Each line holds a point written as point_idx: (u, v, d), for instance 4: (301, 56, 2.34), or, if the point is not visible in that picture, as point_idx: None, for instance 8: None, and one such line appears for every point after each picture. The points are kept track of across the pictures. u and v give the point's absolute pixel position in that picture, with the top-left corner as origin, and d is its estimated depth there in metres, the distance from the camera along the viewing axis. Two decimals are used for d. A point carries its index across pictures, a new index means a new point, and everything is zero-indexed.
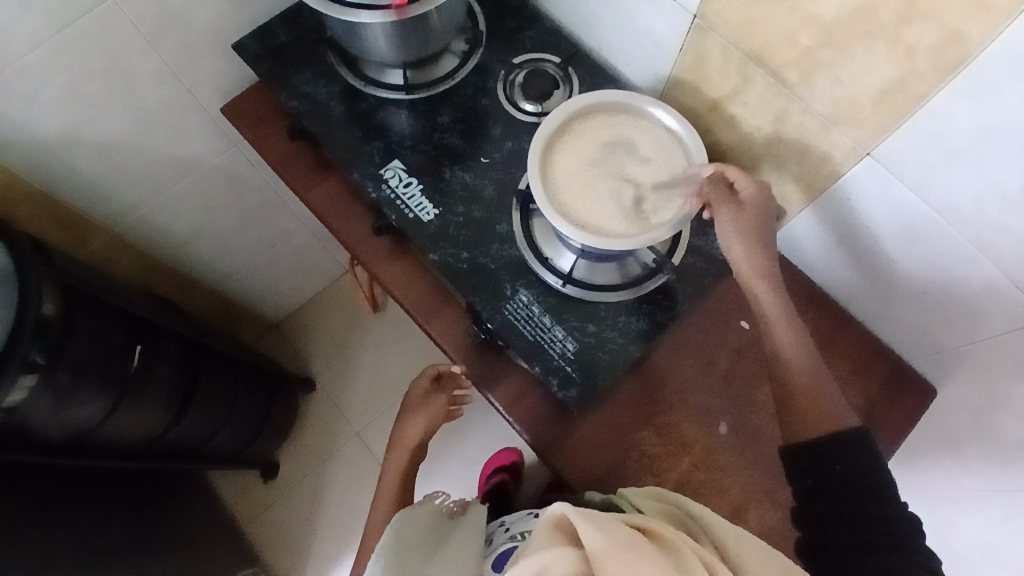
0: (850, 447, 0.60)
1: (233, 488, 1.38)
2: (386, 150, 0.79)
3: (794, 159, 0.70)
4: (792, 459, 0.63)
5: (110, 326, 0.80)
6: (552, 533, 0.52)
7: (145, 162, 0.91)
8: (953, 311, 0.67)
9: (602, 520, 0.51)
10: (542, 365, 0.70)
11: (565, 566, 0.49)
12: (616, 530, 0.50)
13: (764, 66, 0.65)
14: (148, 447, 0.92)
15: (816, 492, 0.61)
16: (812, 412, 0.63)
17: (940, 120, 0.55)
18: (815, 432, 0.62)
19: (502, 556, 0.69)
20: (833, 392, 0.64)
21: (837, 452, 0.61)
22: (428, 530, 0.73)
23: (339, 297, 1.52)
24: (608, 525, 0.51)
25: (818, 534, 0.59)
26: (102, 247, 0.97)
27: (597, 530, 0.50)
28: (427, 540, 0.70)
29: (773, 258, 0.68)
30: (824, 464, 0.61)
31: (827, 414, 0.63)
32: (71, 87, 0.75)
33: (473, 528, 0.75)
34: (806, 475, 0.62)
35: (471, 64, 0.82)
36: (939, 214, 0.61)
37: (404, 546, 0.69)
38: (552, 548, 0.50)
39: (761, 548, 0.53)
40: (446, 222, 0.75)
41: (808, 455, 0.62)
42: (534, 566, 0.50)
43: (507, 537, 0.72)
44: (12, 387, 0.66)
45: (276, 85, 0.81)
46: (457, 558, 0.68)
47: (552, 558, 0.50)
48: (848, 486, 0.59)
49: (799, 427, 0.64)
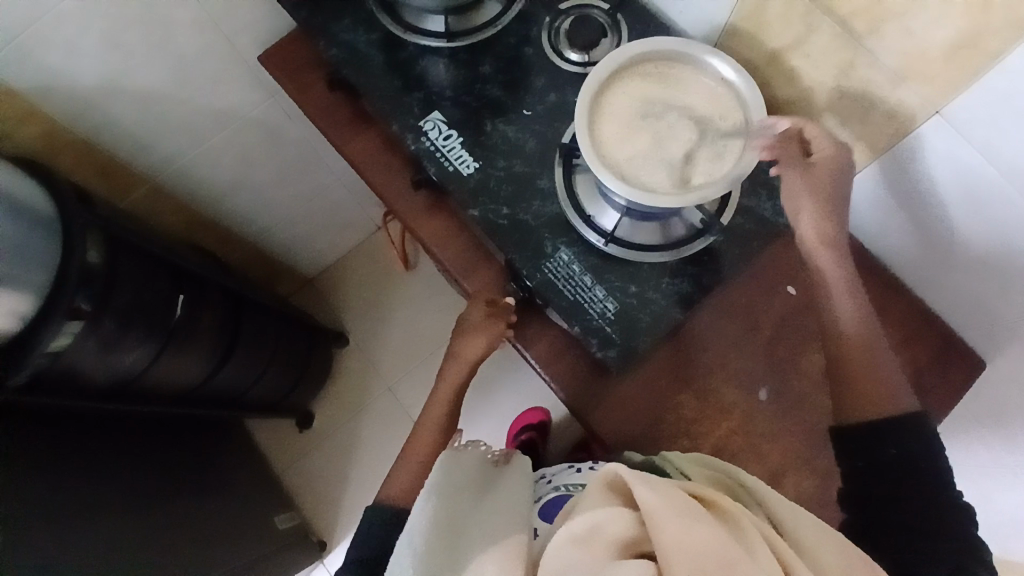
0: (907, 431, 0.61)
1: (270, 436, 1.43)
2: (426, 101, 0.76)
3: (857, 116, 0.66)
4: (842, 437, 0.63)
5: (154, 275, 0.81)
6: (604, 490, 0.52)
7: (185, 112, 0.90)
8: (1015, 283, 0.63)
9: (661, 484, 0.51)
10: (581, 325, 0.69)
11: (618, 526, 0.49)
12: (672, 495, 0.50)
13: (831, 15, 0.60)
14: (194, 391, 0.95)
15: (863, 478, 0.62)
16: (874, 400, 0.63)
17: (1013, 78, 0.51)
18: (868, 415, 0.62)
19: (551, 504, 0.73)
20: (887, 369, 0.63)
21: (894, 445, 0.61)
22: (476, 475, 0.71)
23: (372, 252, 1.52)
24: (666, 489, 0.50)
25: (868, 521, 0.60)
26: (143, 197, 0.98)
27: (655, 493, 0.49)
28: (473, 487, 0.69)
29: (831, 233, 0.65)
30: (877, 446, 0.61)
31: (884, 407, 0.62)
32: (111, 34, 0.74)
33: (520, 476, 0.73)
34: (856, 456, 0.63)
35: (514, 11, 0.79)
36: (1004, 179, 0.57)
37: (450, 489, 0.68)
38: (608, 506, 0.50)
39: (819, 527, 0.52)
40: (486, 176, 0.74)
41: (859, 446, 0.62)
42: (588, 521, 0.49)
43: (551, 487, 0.77)
44: (56, 333, 0.68)
45: (315, 32, 0.79)
46: (504, 514, 0.64)
47: (606, 516, 0.49)
48: (903, 471, 0.60)
49: (854, 417, 0.63)
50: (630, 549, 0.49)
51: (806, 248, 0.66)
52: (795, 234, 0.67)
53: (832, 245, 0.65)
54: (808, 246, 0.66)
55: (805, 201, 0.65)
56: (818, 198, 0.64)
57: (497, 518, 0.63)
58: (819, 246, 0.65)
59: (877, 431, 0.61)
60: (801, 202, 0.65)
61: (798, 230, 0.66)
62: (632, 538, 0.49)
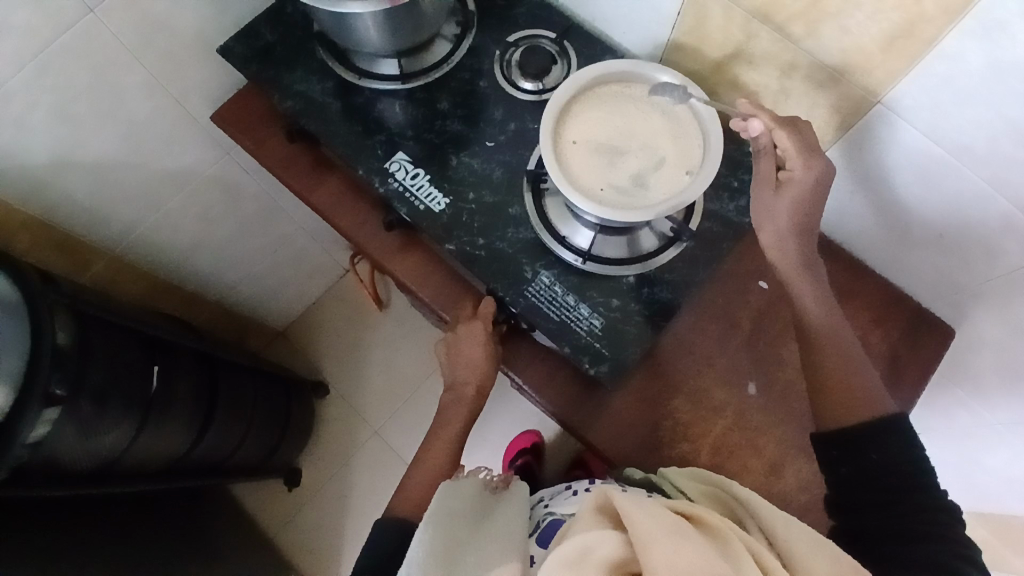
0: (884, 435, 0.61)
1: (258, 499, 1.38)
2: (389, 142, 0.77)
3: (803, 114, 0.70)
4: (823, 445, 0.64)
5: (126, 348, 0.79)
6: (595, 513, 0.53)
7: (141, 178, 0.88)
8: (972, 251, 0.68)
9: (648, 505, 0.51)
10: (570, 344, 0.70)
11: (607, 548, 0.50)
12: (661, 514, 0.51)
13: (769, 22, 0.64)
14: (177, 464, 0.92)
15: (850, 486, 0.62)
16: (848, 403, 0.63)
17: (951, 63, 0.54)
18: (856, 419, 0.62)
19: (546, 530, 0.70)
20: (856, 358, 0.65)
21: (874, 450, 0.61)
22: (475, 503, 0.71)
23: (342, 296, 1.50)
24: (654, 509, 0.51)
25: (857, 529, 0.60)
26: (104, 270, 0.95)
27: (643, 513, 0.50)
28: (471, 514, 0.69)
29: (798, 234, 0.66)
30: (860, 452, 0.62)
31: (867, 410, 0.62)
32: (58, 108, 0.73)
33: (519, 500, 0.73)
34: (839, 463, 0.63)
35: (464, 48, 0.81)
36: (954, 157, 0.61)
37: (450, 516, 0.67)
38: (597, 528, 0.51)
39: (814, 538, 0.52)
40: (458, 210, 0.74)
41: (841, 454, 0.63)
42: (577, 545, 0.50)
43: (546, 511, 0.74)
44: (35, 424, 0.65)
45: (268, 86, 0.79)
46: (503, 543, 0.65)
47: (595, 538, 0.50)
48: (886, 479, 0.60)
49: (835, 423, 0.63)
50: (619, 570, 0.50)
51: (773, 252, 0.67)
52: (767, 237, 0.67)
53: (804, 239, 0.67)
54: (774, 251, 0.67)
55: (772, 215, 0.66)
56: (784, 211, 0.66)
57: (494, 547, 0.64)
58: (792, 240, 0.66)
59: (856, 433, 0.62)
60: (766, 218, 0.67)
61: (773, 229, 0.67)
62: (622, 560, 0.50)
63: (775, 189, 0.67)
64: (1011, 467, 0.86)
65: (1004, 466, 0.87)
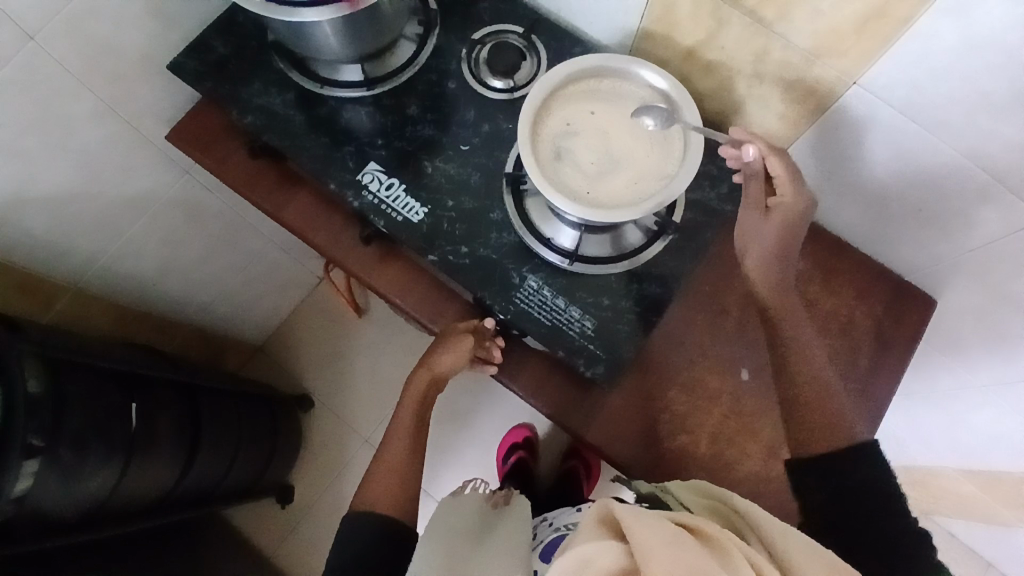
0: (862, 457, 0.61)
1: (253, 519, 1.35)
2: (359, 154, 0.74)
3: (778, 98, 0.70)
4: (802, 469, 0.63)
5: (101, 388, 0.75)
6: (595, 525, 0.51)
7: (97, 208, 0.84)
8: (950, 222, 0.68)
9: (651, 518, 0.50)
10: (564, 348, 0.69)
11: (609, 560, 0.48)
12: (661, 526, 0.49)
13: (740, 7, 0.63)
14: (165, 500, 0.89)
15: (828, 509, 0.62)
16: (819, 427, 0.63)
17: (925, 40, 0.54)
18: (830, 443, 0.62)
19: (548, 546, 0.69)
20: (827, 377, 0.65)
21: (855, 472, 0.61)
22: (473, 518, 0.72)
23: (318, 305, 1.47)
24: (657, 523, 0.49)
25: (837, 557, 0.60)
26: (70, 306, 0.90)
27: (644, 525, 0.48)
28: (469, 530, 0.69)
29: (779, 251, 0.66)
30: (840, 474, 0.62)
31: (841, 434, 0.62)
32: (3, 146, 0.68)
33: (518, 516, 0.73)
34: (818, 487, 0.62)
35: (429, 48, 0.78)
36: (931, 132, 0.61)
37: (450, 534, 0.68)
38: (599, 540, 0.49)
39: (809, 548, 0.50)
40: (438, 219, 0.72)
41: (821, 476, 0.62)
42: (578, 558, 0.48)
43: (551, 529, 0.73)
44: (17, 478, 0.62)
45: (226, 103, 0.75)
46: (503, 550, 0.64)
47: (596, 549, 0.48)
48: (863, 498, 0.60)
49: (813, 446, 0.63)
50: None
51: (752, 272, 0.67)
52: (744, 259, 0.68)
53: (781, 256, 0.66)
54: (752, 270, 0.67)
55: (755, 238, 0.67)
56: (768, 234, 0.66)
57: (502, 545, 0.65)
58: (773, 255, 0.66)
59: (830, 461, 0.62)
60: (750, 240, 0.67)
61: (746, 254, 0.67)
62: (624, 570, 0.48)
63: (761, 214, 0.67)
64: (994, 424, 0.89)
65: (987, 423, 0.90)
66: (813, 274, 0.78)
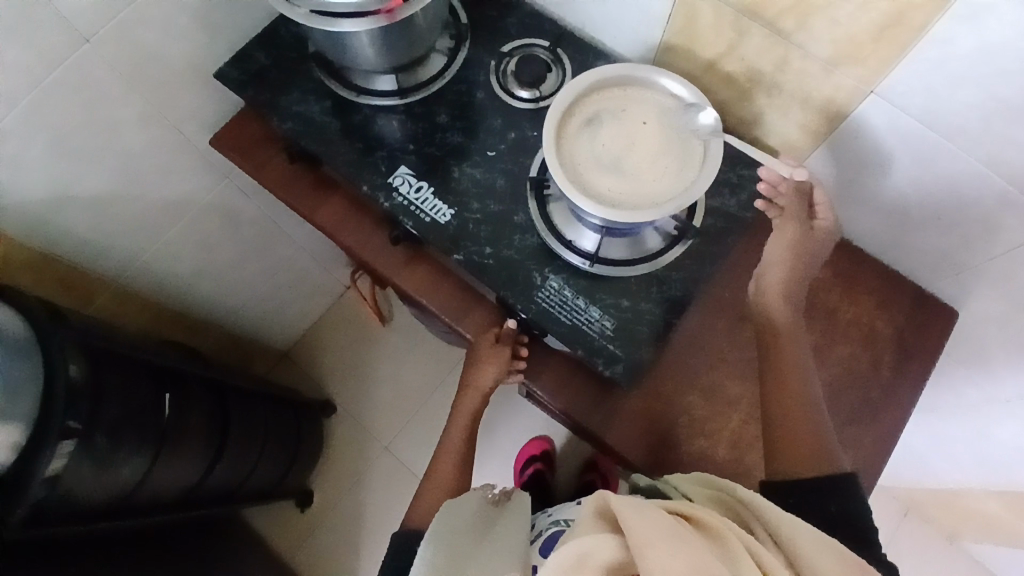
0: (844, 489, 0.62)
1: (272, 523, 1.37)
2: (390, 158, 0.78)
3: (797, 107, 0.71)
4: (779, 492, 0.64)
5: (137, 380, 0.78)
6: (595, 518, 0.52)
7: (140, 208, 0.88)
8: (970, 230, 0.69)
9: (646, 510, 0.51)
10: (584, 347, 0.71)
11: (606, 554, 0.49)
12: (658, 519, 0.50)
13: (759, 19, 0.65)
14: (191, 494, 0.91)
15: None
16: (799, 453, 0.63)
17: (942, 46, 0.56)
18: (810, 469, 0.63)
19: (548, 541, 0.69)
20: (814, 403, 0.65)
21: (833, 502, 0.62)
22: (477, 518, 0.67)
23: (344, 313, 1.50)
24: (653, 515, 0.51)
25: None
26: (108, 302, 0.95)
27: (641, 519, 0.50)
28: (472, 532, 0.66)
29: (795, 275, 0.69)
30: (818, 502, 0.62)
31: (822, 464, 0.63)
32: (54, 143, 0.72)
33: (520, 516, 0.69)
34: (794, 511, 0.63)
35: (459, 60, 0.81)
36: (948, 138, 0.62)
37: (453, 537, 0.65)
38: (595, 533, 0.50)
39: (820, 541, 0.52)
40: (463, 221, 0.75)
41: (798, 502, 0.63)
42: (576, 550, 0.49)
43: (551, 521, 0.73)
44: (53, 456, 0.65)
45: (265, 109, 0.79)
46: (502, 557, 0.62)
47: (593, 543, 0.50)
48: (852, 524, 0.61)
49: (793, 473, 0.63)
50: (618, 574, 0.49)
51: (764, 296, 0.70)
52: (759, 285, 0.71)
53: (795, 278, 0.69)
54: (765, 295, 0.70)
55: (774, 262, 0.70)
56: (783, 256, 0.70)
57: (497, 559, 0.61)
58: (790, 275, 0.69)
59: (811, 485, 0.62)
60: (771, 261, 0.70)
61: (763, 281, 0.70)
62: (620, 563, 0.49)
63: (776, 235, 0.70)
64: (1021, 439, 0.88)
65: (1014, 438, 0.89)
66: (833, 282, 0.79)
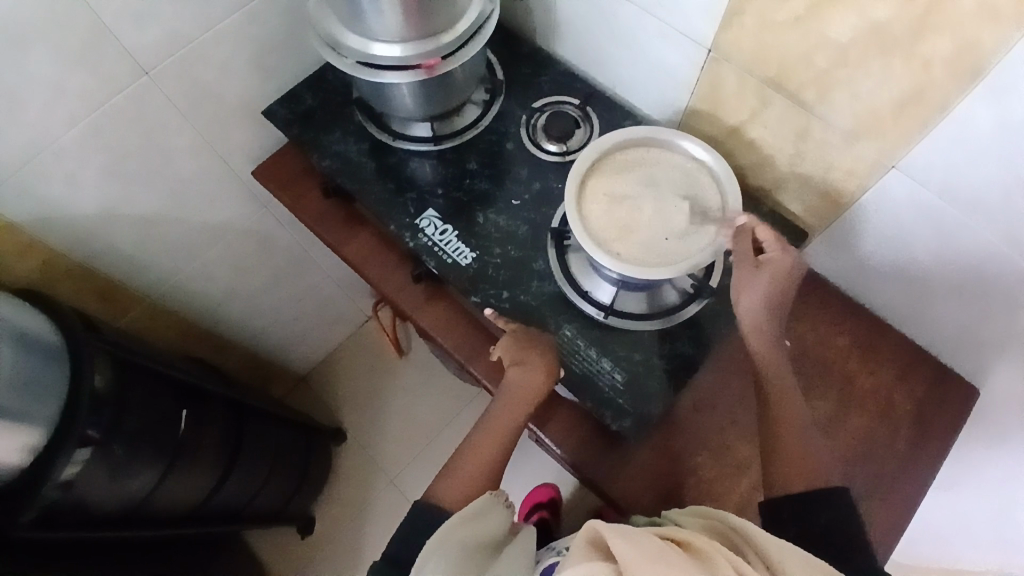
0: (834, 497, 0.62)
1: (273, 548, 1.37)
2: (419, 200, 0.81)
3: (818, 177, 0.73)
4: (775, 505, 0.63)
5: (160, 393, 0.81)
6: (585, 547, 0.50)
7: (180, 230, 0.93)
8: (994, 303, 0.68)
9: (635, 535, 0.50)
10: (594, 398, 0.71)
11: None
12: (646, 542, 0.49)
13: (782, 89, 0.67)
14: (197, 511, 0.92)
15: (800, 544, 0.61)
16: (798, 472, 0.64)
17: (961, 126, 0.57)
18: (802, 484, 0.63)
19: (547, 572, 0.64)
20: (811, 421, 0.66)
21: (823, 513, 0.61)
22: (487, 537, 0.62)
23: (364, 344, 1.53)
24: (641, 539, 0.49)
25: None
26: (140, 316, 0.99)
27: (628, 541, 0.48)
28: (480, 553, 0.60)
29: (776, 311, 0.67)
30: (811, 514, 0.61)
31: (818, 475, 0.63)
32: (108, 164, 0.77)
33: (529, 540, 0.63)
34: (790, 523, 0.62)
35: (492, 112, 0.85)
36: (967, 214, 0.63)
37: (462, 554, 0.59)
38: (587, 561, 0.48)
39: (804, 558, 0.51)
40: (484, 264, 0.77)
41: (793, 513, 0.62)
42: None
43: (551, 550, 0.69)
44: (67, 463, 0.67)
45: (308, 146, 0.84)
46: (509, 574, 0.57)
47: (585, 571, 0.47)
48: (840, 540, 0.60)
49: (783, 486, 0.64)
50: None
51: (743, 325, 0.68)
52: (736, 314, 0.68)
53: (786, 318, 0.68)
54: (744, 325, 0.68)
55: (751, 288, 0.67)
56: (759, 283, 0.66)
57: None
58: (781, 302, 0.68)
59: (805, 497, 0.62)
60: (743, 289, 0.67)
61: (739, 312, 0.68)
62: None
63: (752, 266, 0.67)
64: None
65: None
66: (851, 351, 0.79)
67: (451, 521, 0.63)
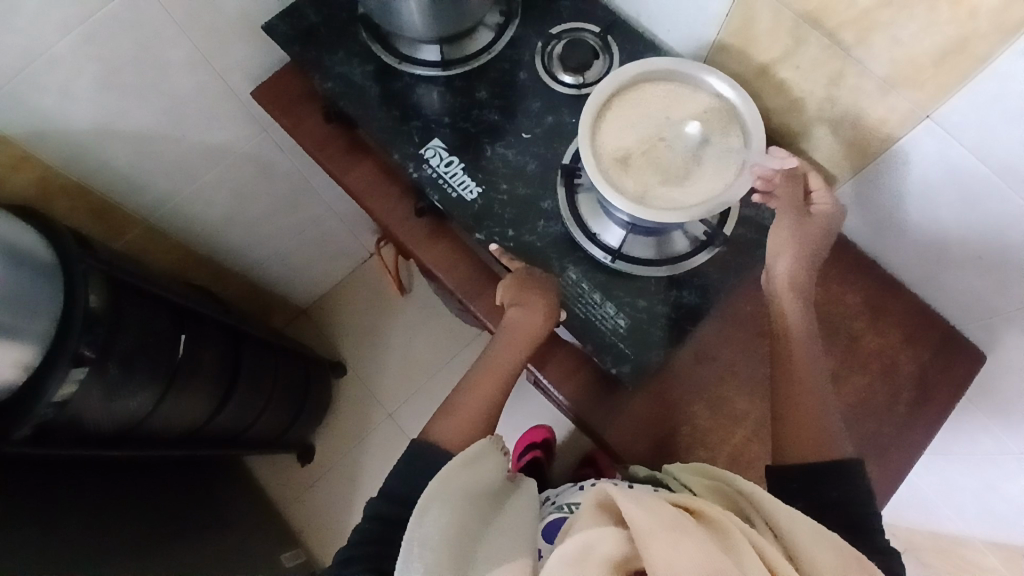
0: (846, 474, 0.61)
1: (272, 471, 1.40)
2: (424, 129, 0.77)
3: (847, 125, 0.69)
4: (782, 478, 0.63)
5: (155, 316, 0.81)
6: (596, 512, 0.51)
7: (177, 150, 0.89)
8: (1010, 274, 0.65)
9: (647, 500, 0.50)
10: (594, 342, 0.70)
11: (609, 546, 0.48)
12: (659, 508, 0.49)
13: (820, 28, 0.62)
14: (195, 434, 0.93)
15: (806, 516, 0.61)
16: (797, 434, 0.63)
17: (1003, 82, 0.53)
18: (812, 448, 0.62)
19: (552, 525, 0.69)
20: (823, 383, 0.65)
21: (834, 489, 0.61)
22: (488, 487, 0.63)
23: (366, 278, 1.51)
24: (653, 505, 0.50)
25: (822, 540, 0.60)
26: (137, 237, 0.97)
27: (641, 507, 0.49)
28: (483, 505, 0.61)
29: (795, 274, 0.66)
30: (818, 488, 0.62)
31: (823, 445, 0.62)
32: (101, 77, 0.73)
33: (526, 502, 0.65)
34: (798, 493, 0.62)
35: (506, 38, 0.80)
36: (998, 176, 0.59)
37: (468, 504, 0.59)
38: (597, 526, 0.49)
39: (818, 532, 0.51)
40: (490, 200, 0.74)
41: (800, 486, 0.62)
42: (579, 542, 0.48)
43: (554, 507, 0.74)
44: (63, 381, 0.67)
45: (309, 67, 0.80)
46: (513, 538, 0.58)
47: (595, 536, 0.48)
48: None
49: (793, 457, 0.63)
50: (621, 569, 0.48)
51: (774, 289, 0.68)
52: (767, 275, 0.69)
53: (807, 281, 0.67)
54: (775, 288, 0.68)
55: (787, 246, 0.67)
56: (797, 244, 0.67)
57: (505, 539, 0.58)
58: (805, 255, 0.67)
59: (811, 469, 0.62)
60: (782, 246, 0.67)
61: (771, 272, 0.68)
62: (624, 557, 0.48)
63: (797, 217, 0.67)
64: None
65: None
66: (861, 309, 0.77)
67: (455, 463, 0.62)
